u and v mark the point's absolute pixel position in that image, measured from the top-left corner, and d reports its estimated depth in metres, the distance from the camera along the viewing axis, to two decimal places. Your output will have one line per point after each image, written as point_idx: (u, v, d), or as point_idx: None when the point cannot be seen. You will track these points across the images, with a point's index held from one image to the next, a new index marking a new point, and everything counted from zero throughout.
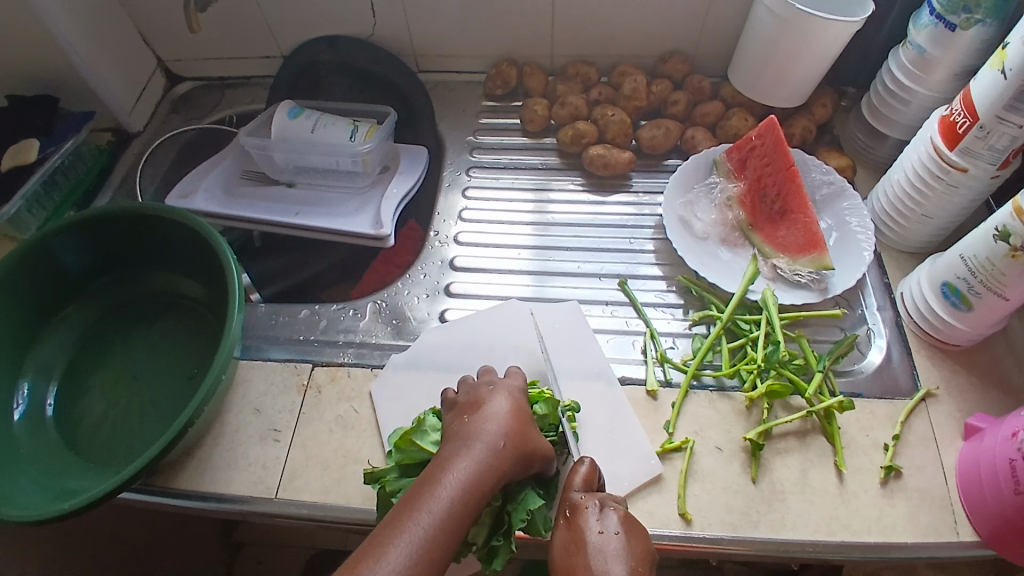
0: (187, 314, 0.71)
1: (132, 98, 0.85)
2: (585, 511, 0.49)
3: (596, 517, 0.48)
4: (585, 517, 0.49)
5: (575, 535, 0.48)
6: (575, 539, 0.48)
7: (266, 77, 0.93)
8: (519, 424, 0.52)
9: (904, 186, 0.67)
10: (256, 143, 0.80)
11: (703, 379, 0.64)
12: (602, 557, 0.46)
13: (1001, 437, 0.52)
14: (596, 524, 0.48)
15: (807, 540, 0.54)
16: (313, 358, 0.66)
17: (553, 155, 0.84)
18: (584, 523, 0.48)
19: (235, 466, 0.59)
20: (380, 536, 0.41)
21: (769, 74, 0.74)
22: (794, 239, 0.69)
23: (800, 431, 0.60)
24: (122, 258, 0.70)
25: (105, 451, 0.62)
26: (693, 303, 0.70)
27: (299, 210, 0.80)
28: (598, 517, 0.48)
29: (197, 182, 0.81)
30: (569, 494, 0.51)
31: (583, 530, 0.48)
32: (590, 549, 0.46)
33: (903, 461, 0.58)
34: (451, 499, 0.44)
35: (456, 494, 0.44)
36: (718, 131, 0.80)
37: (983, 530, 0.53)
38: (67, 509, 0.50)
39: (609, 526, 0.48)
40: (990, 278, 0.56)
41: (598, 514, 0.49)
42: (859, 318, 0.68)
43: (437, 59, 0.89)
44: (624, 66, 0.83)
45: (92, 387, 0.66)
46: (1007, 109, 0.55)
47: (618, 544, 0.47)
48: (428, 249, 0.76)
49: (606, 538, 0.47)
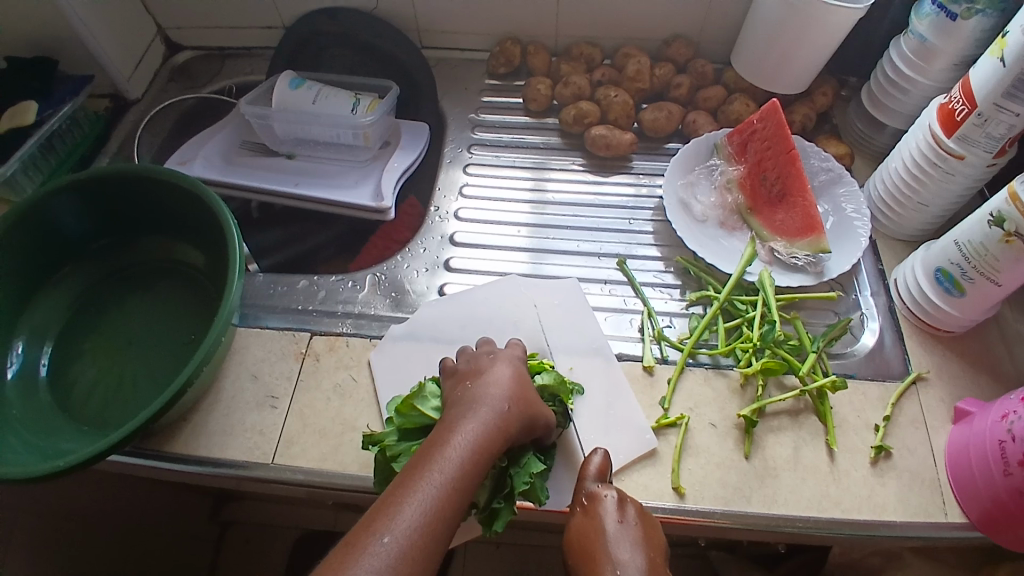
0: (184, 281, 0.70)
1: (131, 64, 0.84)
2: (604, 500, 0.50)
3: (614, 506, 0.50)
4: (605, 506, 0.50)
5: (594, 523, 0.50)
6: (594, 528, 0.49)
7: (267, 48, 0.92)
8: (523, 388, 0.53)
9: (902, 173, 0.67)
10: (256, 112, 0.79)
11: (699, 358, 0.65)
12: (621, 546, 0.48)
13: (991, 419, 0.53)
14: (614, 513, 0.50)
15: (798, 516, 0.55)
16: (312, 327, 0.66)
17: (555, 135, 0.84)
18: (604, 512, 0.50)
19: (231, 432, 0.59)
20: (393, 495, 0.43)
21: (772, 60, 0.75)
22: (793, 222, 0.70)
23: (793, 410, 0.61)
24: (120, 222, 0.69)
25: (98, 413, 0.61)
26: (690, 284, 0.71)
27: (298, 181, 0.79)
28: (617, 506, 0.50)
29: (195, 150, 0.80)
30: (584, 484, 0.53)
31: (601, 518, 0.50)
32: (609, 536, 0.48)
33: (893, 442, 0.59)
34: (460, 460, 0.45)
35: (465, 455, 0.45)
36: (720, 115, 0.80)
37: (971, 512, 0.54)
38: (61, 466, 0.50)
39: (625, 515, 0.50)
40: (983, 264, 0.57)
41: (615, 503, 0.50)
42: (853, 303, 0.69)
43: (441, 36, 0.88)
44: (628, 48, 0.83)
45: (84, 351, 0.65)
46: (1005, 97, 0.56)
47: (636, 532, 0.49)
48: (428, 223, 0.76)
49: (625, 527, 0.49)
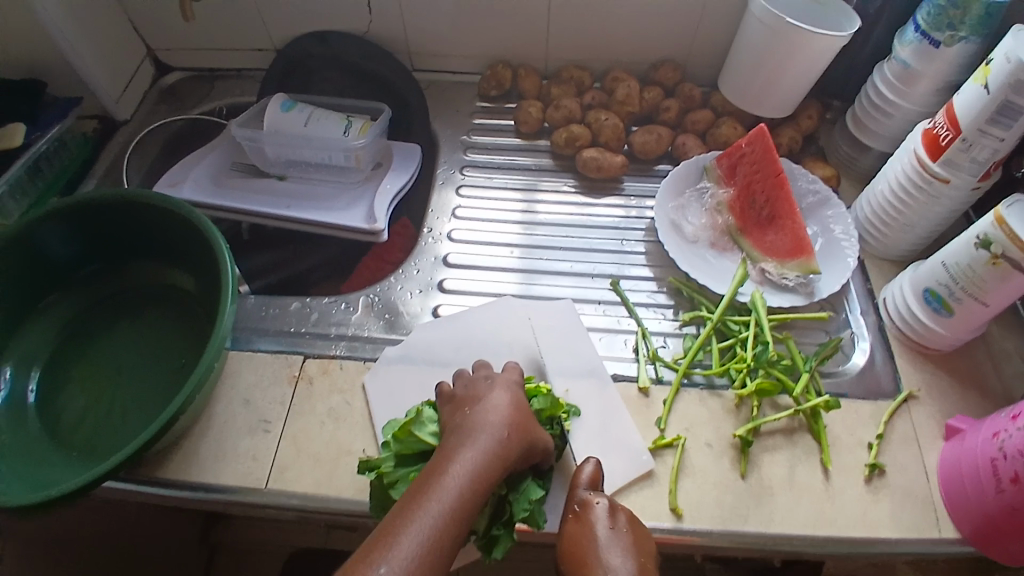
0: (176, 304, 0.69)
1: (120, 86, 0.83)
2: (595, 507, 0.51)
3: (604, 513, 0.50)
4: (596, 512, 0.50)
5: (585, 529, 0.50)
6: (586, 534, 0.49)
7: (258, 70, 0.92)
8: (521, 415, 0.52)
9: (888, 195, 0.69)
10: (248, 134, 0.79)
11: (694, 378, 0.65)
12: (612, 550, 0.48)
13: (982, 436, 0.54)
14: (605, 520, 0.50)
15: (795, 535, 0.55)
16: (304, 350, 0.66)
17: (546, 157, 0.85)
18: (595, 519, 0.50)
19: (222, 459, 0.57)
20: (390, 525, 0.42)
21: (758, 85, 0.77)
22: (782, 243, 0.71)
23: (788, 429, 0.61)
24: (110, 245, 0.68)
25: (87, 441, 0.60)
26: (683, 304, 0.71)
27: (290, 203, 0.79)
28: (608, 513, 0.50)
29: (185, 172, 0.80)
30: (576, 492, 0.53)
31: (592, 525, 0.50)
32: (599, 541, 0.48)
33: (886, 460, 0.60)
34: (459, 489, 0.44)
35: (464, 484, 0.45)
36: (708, 137, 0.82)
37: (965, 529, 0.55)
38: (50, 496, 0.49)
39: (616, 522, 0.50)
40: (970, 284, 0.59)
41: (606, 510, 0.50)
42: (842, 322, 0.70)
43: (432, 59, 0.89)
44: (617, 71, 0.85)
45: (72, 377, 0.64)
46: (989, 123, 0.58)
47: (626, 538, 0.49)
48: (421, 245, 0.76)
49: (616, 533, 0.49)
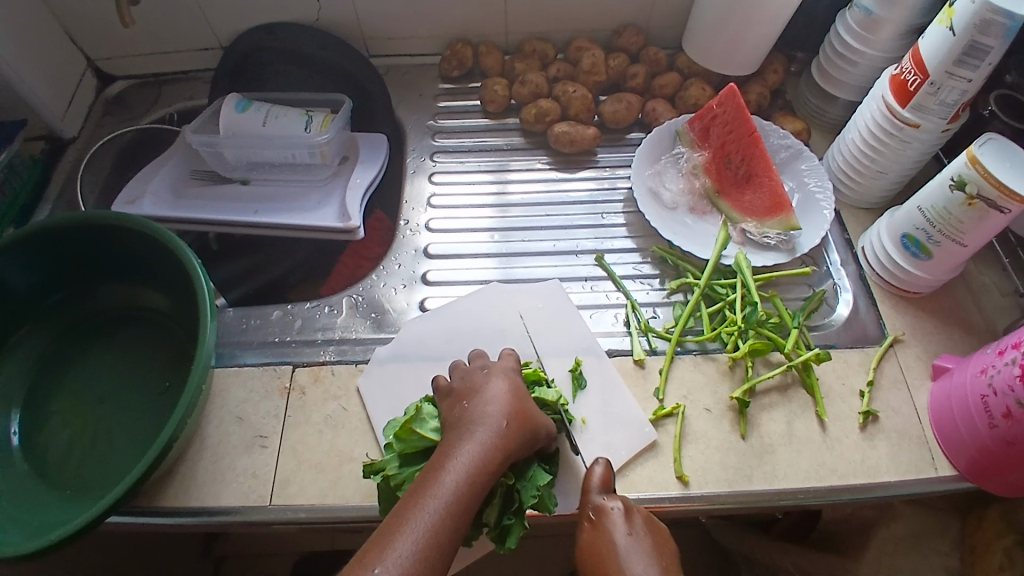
0: (152, 327, 0.67)
1: (63, 102, 0.79)
2: (611, 513, 0.50)
3: (622, 517, 0.50)
4: (612, 519, 0.50)
5: (603, 538, 0.50)
6: (603, 541, 0.49)
7: (206, 70, 0.88)
8: (520, 403, 0.52)
9: (859, 144, 0.69)
10: (204, 140, 0.75)
11: (686, 345, 0.65)
12: (633, 559, 0.48)
13: (970, 373, 0.56)
14: (622, 523, 0.50)
15: (798, 487, 0.57)
16: (292, 359, 0.64)
17: (517, 135, 0.83)
18: (612, 523, 0.50)
19: (221, 479, 0.56)
20: (388, 527, 0.43)
21: (723, 43, 0.76)
22: (760, 202, 0.72)
23: (782, 385, 0.62)
24: (76, 272, 0.65)
25: (79, 476, 0.58)
26: (669, 272, 0.71)
27: (257, 208, 0.76)
28: (624, 516, 0.50)
29: (143, 186, 0.76)
30: (589, 497, 0.52)
31: (611, 532, 0.50)
32: (620, 548, 0.49)
33: (879, 405, 0.61)
34: (455, 485, 0.45)
35: (460, 479, 0.45)
36: (678, 101, 0.81)
37: (961, 465, 0.57)
38: (53, 540, 0.47)
39: (633, 525, 0.50)
40: (947, 227, 0.60)
41: (623, 515, 0.50)
42: (824, 274, 0.71)
43: (389, 42, 0.86)
44: (580, 41, 0.83)
45: (54, 413, 0.61)
46: (956, 65, 0.58)
47: (645, 542, 0.49)
48: (399, 239, 0.74)
49: (636, 539, 0.49)
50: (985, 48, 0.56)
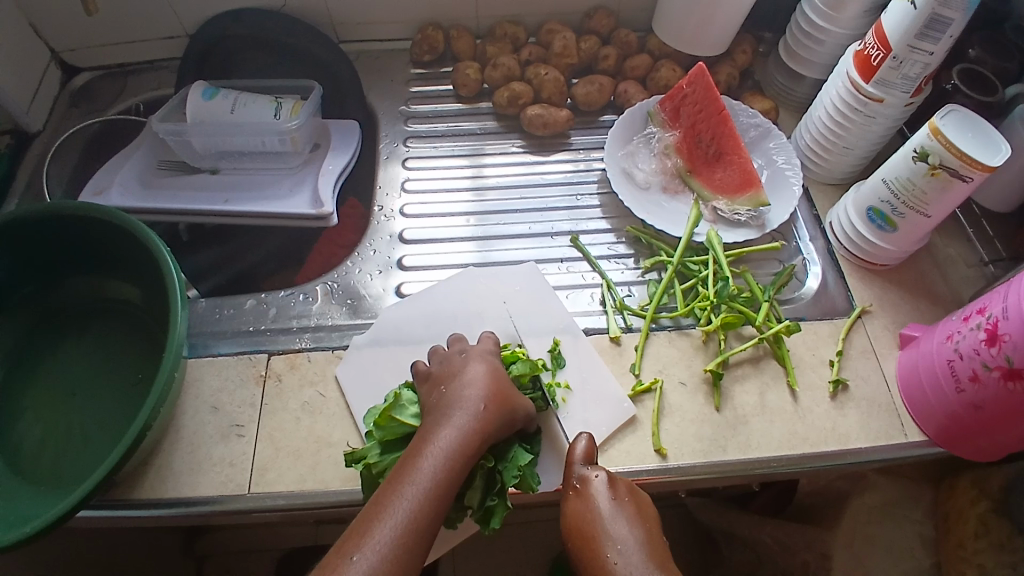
0: (123, 318, 0.66)
1: (26, 94, 0.77)
2: (594, 482, 0.52)
3: (605, 485, 0.52)
4: (596, 487, 0.52)
5: (589, 503, 0.51)
6: (588, 510, 0.51)
7: (172, 59, 0.86)
8: (499, 385, 0.52)
9: (826, 121, 0.71)
10: (171, 128, 0.74)
11: (661, 322, 0.66)
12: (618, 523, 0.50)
13: (937, 340, 0.58)
14: (606, 491, 0.51)
15: (772, 456, 0.58)
16: (268, 347, 0.63)
17: (490, 119, 0.83)
18: (596, 492, 0.51)
19: (199, 469, 0.56)
20: (367, 514, 0.43)
21: (693, 22, 0.77)
22: (731, 180, 0.73)
23: (754, 358, 0.63)
24: (43, 264, 0.64)
25: (52, 470, 0.57)
26: (643, 252, 0.72)
27: (228, 197, 0.75)
28: (608, 486, 0.52)
29: (110, 177, 0.75)
30: (573, 468, 0.54)
31: (595, 499, 0.51)
32: (604, 516, 0.50)
33: (848, 374, 0.63)
34: (434, 469, 0.45)
35: (439, 464, 0.45)
36: (649, 82, 0.81)
37: (930, 429, 0.59)
38: (26, 533, 0.47)
39: (617, 492, 0.52)
40: (911, 198, 0.61)
41: (605, 483, 0.52)
42: (794, 249, 0.73)
43: (358, 28, 0.85)
44: (552, 24, 0.83)
45: (24, 408, 0.60)
46: (918, 39, 0.59)
47: (628, 508, 0.51)
48: (374, 224, 0.74)
49: (619, 506, 0.51)
50: (947, 21, 0.57)
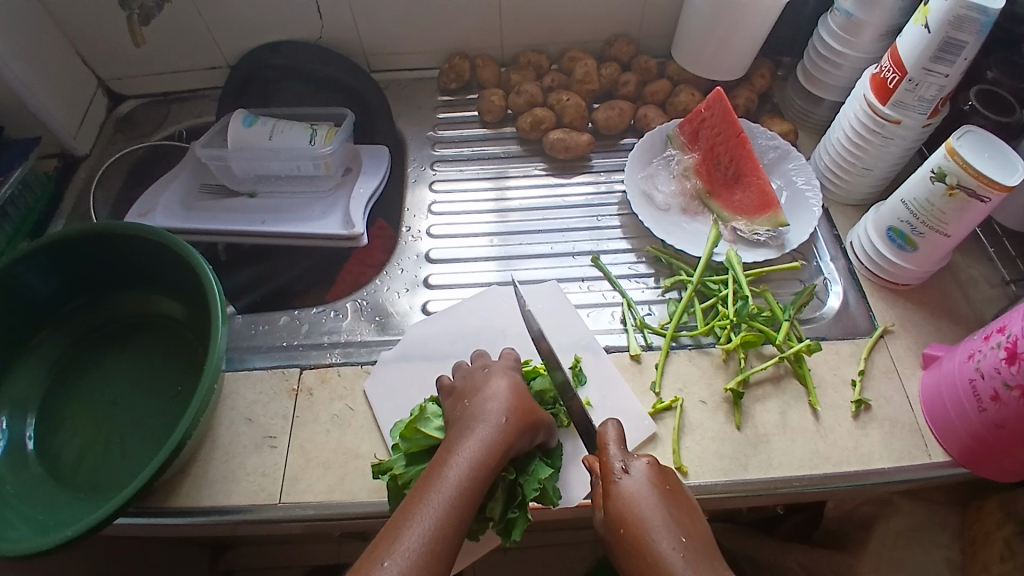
0: (164, 333, 0.69)
1: (76, 120, 0.82)
2: (636, 466, 0.50)
3: (645, 470, 0.50)
4: (637, 472, 0.50)
5: (634, 491, 0.48)
6: (634, 496, 0.48)
7: (213, 88, 0.91)
8: (520, 399, 0.54)
9: (844, 143, 0.72)
10: (212, 153, 0.78)
11: (681, 340, 0.67)
12: (664, 510, 0.47)
13: (958, 360, 0.58)
14: (650, 480, 0.49)
15: (793, 475, 0.58)
16: (300, 361, 0.66)
17: (514, 143, 0.86)
18: (640, 479, 0.49)
19: (233, 478, 0.58)
20: (396, 522, 0.45)
21: (711, 48, 0.79)
22: (750, 200, 0.74)
23: (775, 377, 0.64)
24: (91, 281, 0.68)
25: (93, 478, 0.60)
26: (663, 271, 0.73)
27: (264, 218, 0.79)
28: (650, 474, 0.50)
29: (154, 200, 0.79)
30: (610, 453, 0.51)
31: (637, 484, 0.49)
32: (652, 503, 0.47)
33: (870, 394, 0.63)
34: (459, 479, 0.47)
35: (463, 474, 0.47)
36: (668, 107, 0.84)
37: (954, 450, 0.58)
38: (68, 536, 0.50)
39: (660, 481, 0.49)
40: (931, 218, 0.62)
41: (648, 470, 0.50)
42: (815, 270, 0.73)
43: (389, 58, 0.89)
44: (573, 51, 0.86)
45: (69, 417, 0.64)
46: (933, 61, 0.60)
47: (672, 497, 0.49)
48: (402, 244, 0.77)
49: (663, 492, 0.49)
50: (960, 43, 0.58)
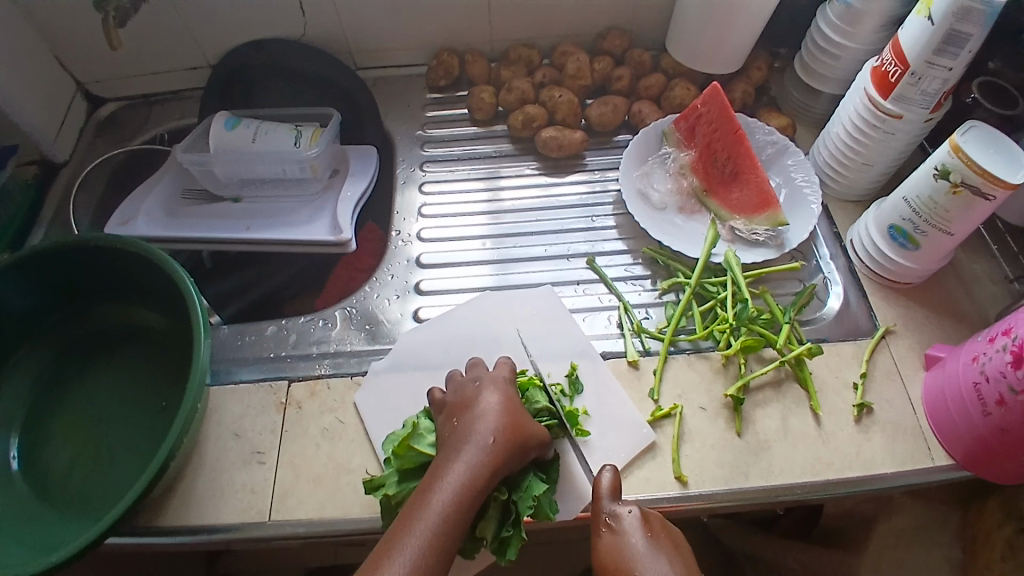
0: (149, 345, 0.67)
1: (54, 125, 0.80)
2: (627, 518, 0.50)
3: (638, 521, 0.50)
4: (629, 523, 0.50)
5: (623, 541, 0.49)
6: (623, 546, 0.49)
7: (194, 89, 0.88)
8: (511, 417, 0.52)
9: (844, 138, 0.70)
10: (195, 158, 0.76)
11: (679, 344, 0.65)
12: (654, 560, 0.47)
13: (962, 362, 0.56)
14: (640, 528, 0.49)
15: (795, 483, 0.57)
16: (289, 373, 0.64)
17: (505, 141, 0.84)
18: (629, 527, 0.49)
19: (221, 496, 0.57)
20: (379, 552, 0.44)
21: (707, 40, 0.76)
22: (748, 199, 0.72)
23: (775, 381, 0.62)
24: (72, 293, 0.66)
25: (80, 497, 0.58)
26: (660, 273, 0.71)
27: (250, 224, 0.77)
28: (641, 522, 0.50)
29: (136, 206, 0.77)
30: (602, 505, 0.52)
31: (628, 536, 0.49)
32: (640, 551, 0.48)
33: (872, 397, 0.62)
34: (444, 506, 0.45)
35: (449, 500, 0.46)
36: (663, 101, 0.81)
37: (957, 454, 0.57)
38: (54, 562, 0.48)
39: (651, 531, 0.49)
40: (934, 216, 0.60)
41: (639, 518, 0.50)
42: (814, 268, 0.72)
43: (376, 55, 0.87)
44: (565, 46, 0.84)
45: (54, 435, 0.62)
46: (936, 54, 0.58)
47: (665, 544, 0.49)
48: (392, 249, 0.75)
49: (654, 541, 0.49)
50: (965, 36, 0.57)
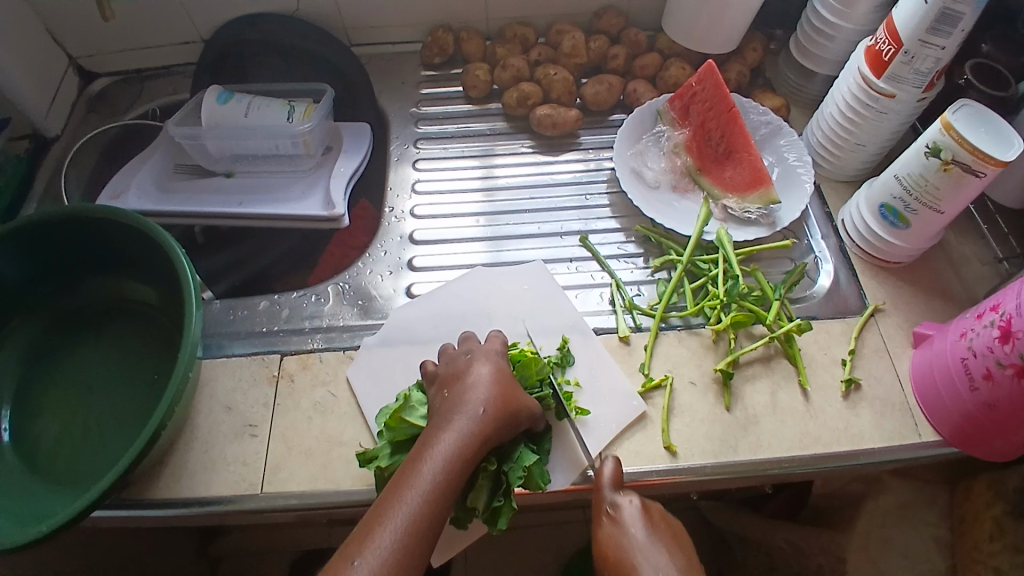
0: (140, 320, 0.67)
1: (46, 98, 0.79)
2: (627, 508, 0.52)
3: (638, 512, 0.52)
4: (629, 514, 0.52)
5: (622, 533, 0.51)
6: (623, 537, 0.51)
7: (187, 64, 0.88)
8: (503, 388, 0.52)
9: (837, 118, 0.70)
10: (186, 132, 0.75)
11: (671, 321, 0.66)
12: (655, 553, 0.50)
13: (951, 338, 0.57)
14: (640, 520, 0.52)
15: (783, 457, 0.58)
16: (281, 347, 0.64)
17: (500, 120, 0.83)
18: (629, 520, 0.51)
19: (213, 467, 0.57)
20: (370, 518, 0.44)
21: (702, 20, 0.76)
22: (741, 178, 0.73)
23: (765, 357, 0.63)
24: (63, 267, 0.66)
25: (71, 469, 0.58)
26: (652, 251, 0.72)
27: (242, 200, 0.76)
28: (641, 514, 0.52)
29: (127, 181, 0.76)
30: (603, 494, 0.53)
31: (628, 528, 0.51)
32: (640, 545, 0.51)
33: (861, 374, 0.62)
34: (435, 474, 0.46)
35: (439, 469, 0.46)
36: (658, 81, 0.81)
37: (944, 430, 0.58)
38: (43, 529, 0.48)
39: (651, 522, 0.52)
40: (924, 194, 0.61)
41: (639, 509, 0.52)
42: (806, 248, 0.72)
43: (370, 31, 0.86)
44: (561, 24, 0.83)
45: (44, 408, 0.62)
46: (929, 33, 0.58)
47: (663, 535, 0.52)
48: (385, 225, 0.75)
49: (654, 533, 0.51)
50: (958, 15, 0.57)
